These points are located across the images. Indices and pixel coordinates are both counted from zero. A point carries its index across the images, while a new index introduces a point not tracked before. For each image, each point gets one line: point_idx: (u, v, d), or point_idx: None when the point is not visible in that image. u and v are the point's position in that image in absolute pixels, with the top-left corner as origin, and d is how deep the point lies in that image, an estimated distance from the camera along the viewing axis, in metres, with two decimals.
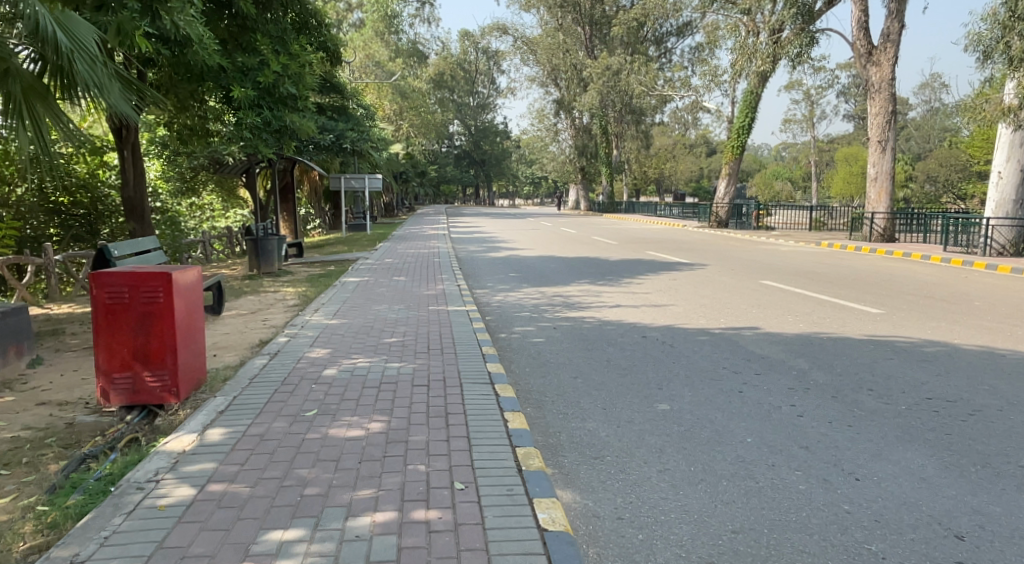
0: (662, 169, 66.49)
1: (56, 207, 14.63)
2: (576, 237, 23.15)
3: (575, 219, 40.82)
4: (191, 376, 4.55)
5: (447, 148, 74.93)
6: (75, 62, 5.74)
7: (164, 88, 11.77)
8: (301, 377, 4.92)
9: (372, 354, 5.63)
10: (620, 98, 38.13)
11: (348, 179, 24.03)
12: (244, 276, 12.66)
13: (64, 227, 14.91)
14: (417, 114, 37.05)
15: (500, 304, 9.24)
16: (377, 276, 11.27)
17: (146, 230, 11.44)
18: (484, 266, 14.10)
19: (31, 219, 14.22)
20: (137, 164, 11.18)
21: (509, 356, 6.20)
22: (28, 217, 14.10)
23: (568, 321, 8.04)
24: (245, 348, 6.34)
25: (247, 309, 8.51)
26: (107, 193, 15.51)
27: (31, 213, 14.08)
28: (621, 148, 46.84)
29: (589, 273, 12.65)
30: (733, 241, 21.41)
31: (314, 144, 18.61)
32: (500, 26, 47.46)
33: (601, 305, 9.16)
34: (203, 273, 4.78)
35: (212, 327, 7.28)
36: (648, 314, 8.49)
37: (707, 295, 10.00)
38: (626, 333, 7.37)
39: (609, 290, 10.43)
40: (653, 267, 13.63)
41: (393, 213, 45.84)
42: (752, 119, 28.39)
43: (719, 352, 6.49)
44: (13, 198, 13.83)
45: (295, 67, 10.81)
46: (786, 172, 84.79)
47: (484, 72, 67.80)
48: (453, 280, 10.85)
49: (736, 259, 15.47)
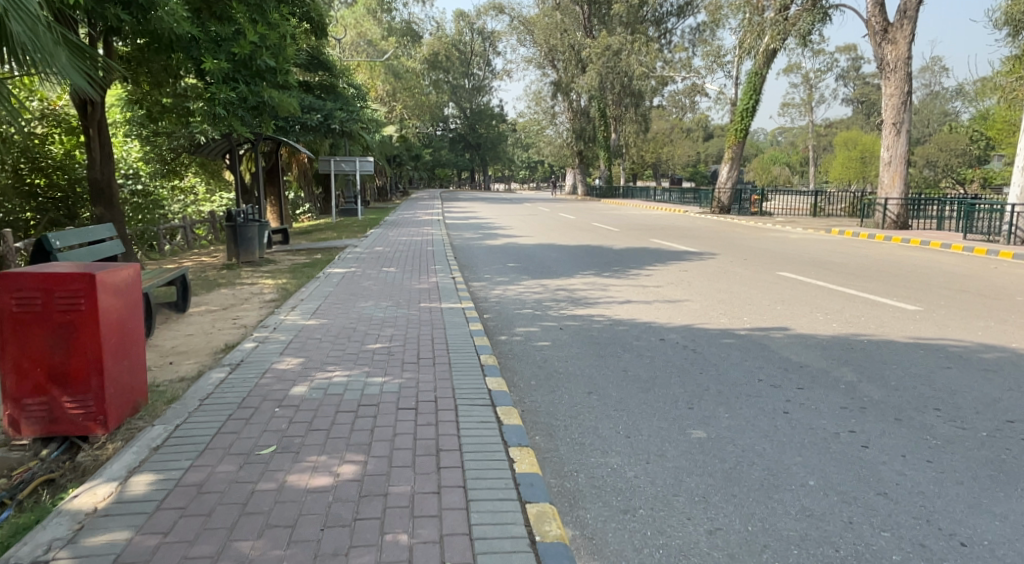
0: (660, 152, 65.33)
1: (31, 189, 13.77)
2: (575, 223, 22.32)
3: (572, 203, 40.01)
4: (125, 398, 3.69)
5: (442, 131, 73.65)
6: (7, 21, 5.29)
7: (135, 62, 10.82)
8: (263, 397, 4.08)
9: (353, 365, 4.82)
10: (620, 80, 37.14)
11: (338, 162, 23.09)
12: (223, 265, 11.78)
13: (40, 211, 13.97)
14: (411, 95, 36.01)
15: (499, 299, 8.44)
16: (366, 267, 10.43)
17: (116, 216, 10.47)
18: (481, 255, 13.29)
19: (3, 202, 13.35)
20: (104, 144, 10.21)
21: (512, 366, 5.38)
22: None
23: (575, 320, 7.24)
24: (207, 354, 5.50)
25: (218, 305, 7.66)
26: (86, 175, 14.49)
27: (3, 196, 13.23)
28: (620, 131, 45.87)
29: (594, 263, 11.85)
30: (738, 228, 20.64)
31: (301, 124, 17.57)
32: (497, 5, 46.16)
33: (610, 300, 8.38)
34: (142, 270, 3.90)
35: (175, 326, 6.43)
36: (662, 312, 7.69)
37: (723, 289, 9.22)
38: (643, 336, 6.57)
39: (617, 283, 9.63)
40: (661, 257, 12.84)
41: (386, 198, 44.77)
42: (757, 102, 27.49)
43: (750, 360, 5.71)
44: None
45: (274, 37, 9.80)
46: (784, 157, 83.69)
47: (480, 54, 66.35)
48: (448, 272, 10.01)
49: (747, 247, 14.68)
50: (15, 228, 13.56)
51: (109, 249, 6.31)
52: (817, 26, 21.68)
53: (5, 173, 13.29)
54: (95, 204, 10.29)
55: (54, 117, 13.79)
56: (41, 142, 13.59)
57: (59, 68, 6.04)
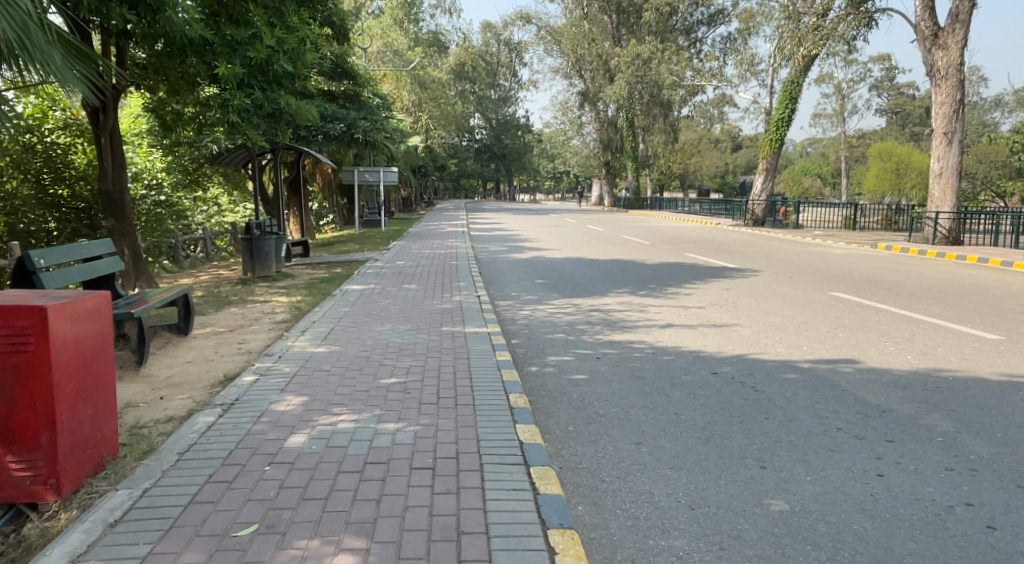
0: (688, 163, 64.15)
1: (54, 200, 13.44)
2: (604, 236, 21.58)
3: (599, 215, 39.27)
4: (85, 455, 3.05)
5: (467, 142, 73.39)
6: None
7: (152, 69, 10.39)
8: (252, 451, 3.44)
9: (363, 406, 4.16)
10: (649, 90, 36.36)
11: (362, 173, 22.72)
12: (239, 279, 11.26)
13: (63, 221, 13.64)
14: (437, 105, 35.63)
15: (528, 321, 7.75)
16: (385, 283, 9.83)
17: (128, 227, 10.06)
18: (509, 270, 12.64)
19: (26, 214, 13.04)
20: (116, 154, 9.75)
21: (546, 407, 4.66)
22: (20, 211, 12.94)
23: (614, 348, 6.51)
24: (203, 387, 4.89)
25: (225, 326, 7.09)
26: None
27: (25, 207, 12.93)
28: (648, 141, 45.04)
29: (629, 280, 11.11)
30: (775, 242, 19.74)
31: (324, 133, 17.08)
32: (524, 15, 45.78)
33: (650, 324, 7.65)
34: (112, 300, 3.27)
35: (174, 352, 5.84)
36: (711, 340, 6.93)
37: (773, 313, 8.43)
38: (693, 368, 5.82)
39: (656, 304, 8.88)
40: (700, 273, 12.06)
41: (410, 208, 44.43)
42: (793, 111, 26.56)
43: (822, 404, 4.95)
44: (8, 190, 12.73)
45: (292, 42, 9.27)
46: (815, 168, 81.47)
47: (507, 65, 66.02)
48: (473, 290, 9.34)
49: (790, 263, 13.83)
50: (35, 240, 13.27)
51: (102, 267, 5.73)
52: (861, 30, 20.69)
53: (28, 183, 13.06)
54: (106, 216, 9.89)
55: (77, 126, 13.49)
56: (64, 151, 13.37)
57: (56, 70, 5.50)
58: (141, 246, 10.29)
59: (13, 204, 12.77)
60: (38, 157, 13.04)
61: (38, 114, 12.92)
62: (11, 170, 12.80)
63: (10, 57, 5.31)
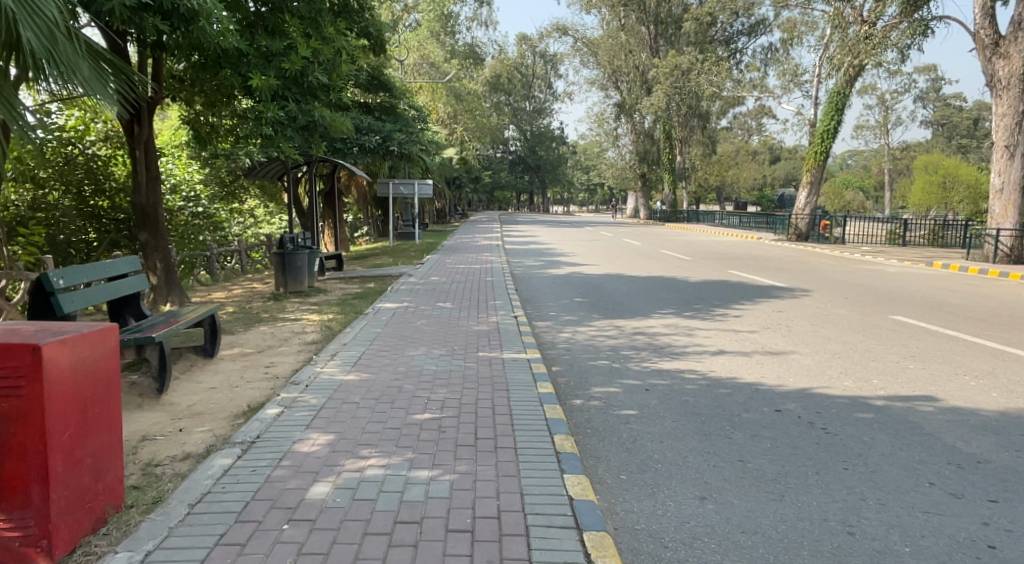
0: (725, 175, 62.97)
1: (94, 211, 13.49)
2: (641, 250, 21.05)
3: (634, 228, 38.64)
4: (83, 509, 2.70)
5: (502, 153, 73.39)
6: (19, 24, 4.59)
7: (190, 82, 10.37)
8: (270, 504, 3.06)
9: (394, 449, 3.76)
10: (687, 101, 35.77)
11: (397, 185, 22.62)
12: (271, 294, 11.05)
13: (103, 233, 13.66)
14: (472, 117, 35.50)
15: (570, 345, 7.31)
16: (418, 301, 9.49)
17: (162, 240, 9.92)
18: (546, 287, 12.24)
19: (67, 225, 13.09)
20: (150, 166, 9.66)
21: (595, 449, 4.20)
22: (61, 223, 13.01)
23: (664, 377, 6.02)
24: (225, 418, 4.56)
25: (253, 347, 6.81)
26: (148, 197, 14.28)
27: (65, 218, 12.99)
28: (685, 153, 44.28)
29: (673, 300, 10.58)
30: (822, 258, 18.95)
31: (360, 145, 16.96)
32: (560, 27, 45.54)
33: (701, 350, 7.14)
34: (120, 332, 2.92)
35: (198, 377, 5.54)
36: (769, 371, 6.38)
37: (833, 340, 7.82)
38: (753, 406, 5.30)
39: (705, 328, 8.34)
40: (747, 293, 11.48)
41: (444, 220, 44.37)
42: (839, 123, 25.69)
43: (906, 452, 4.39)
44: (50, 201, 12.82)
45: (327, 52, 9.08)
46: (856, 181, 79.27)
47: (542, 76, 65.88)
48: (510, 310, 8.93)
49: (843, 283, 13.12)
50: (75, 251, 13.30)
51: (125, 287, 5.49)
52: (916, 39, 19.81)
53: (70, 195, 13.09)
54: (140, 230, 9.78)
55: (117, 138, 13.59)
56: (104, 163, 13.46)
57: (82, 80, 5.14)
58: (174, 260, 10.16)
59: (54, 215, 12.85)
60: (80, 168, 13.10)
61: (80, 126, 13.04)
62: (53, 182, 12.87)
63: (34, 71, 5.02)
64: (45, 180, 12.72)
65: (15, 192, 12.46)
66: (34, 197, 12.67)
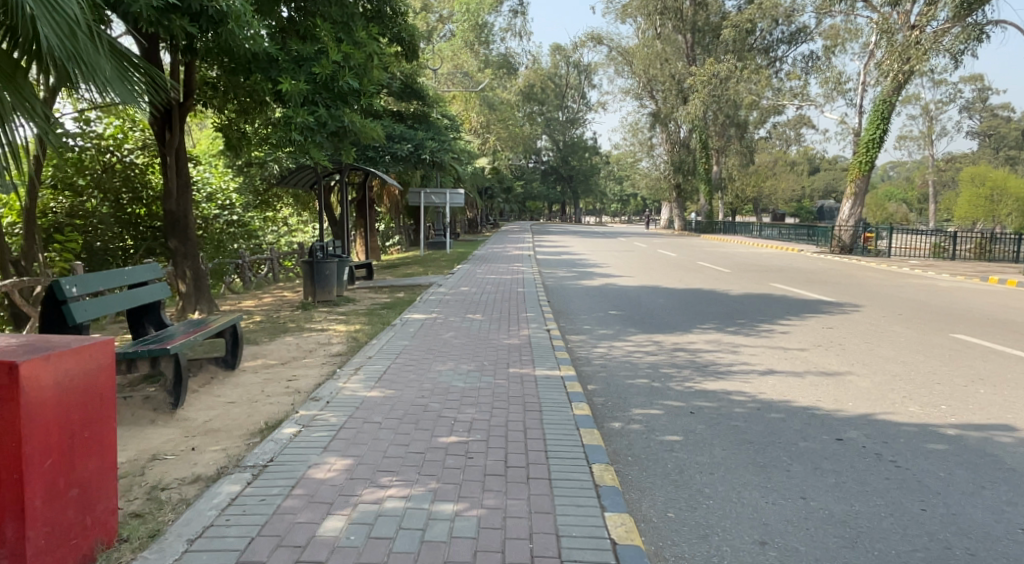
0: (762, 186, 61.72)
1: (131, 219, 13.58)
2: (677, 262, 20.50)
3: (669, 239, 37.92)
4: (68, 547, 2.42)
5: (534, 163, 73.22)
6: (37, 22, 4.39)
7: (224, 90, 10.37)
8: (277, 541, 2.74)
9: (416, 478, 3.41)
10: (725, 110, 35.12)
11: (429, 195, 22.52)
12: (300, 303, 10.87)
13: (139, 240, 13.75)
14: (505, 127, 35.34)
15: (607, 361, 6.91)
16: (448, 312, 9.19)
17: (191, 248, 9.84)
18: (580, 299, 11.84)
19: (104, 232, 13.16)
20: (181, 174, 9.60)
21: (638, 482, 3.80)
22: (98, 230, 13.05)
23: (709, 399, 5.58)
24: (240, 437, 4.29)
25: (277, 358, 6.57)
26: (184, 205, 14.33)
27: (103, 225, 12.99)
28: (722, 163, 43.48)
29: (714, 314, 10.09)
30: (869, 272, 18.17)
31: (391, 153, 16.81)
32: (595, 36, 45.21)
33: (748, 369, 6.67)
34: (115, 346, 2.64)
35: (217, 390, 5.31)
36: (824, 394, 5.89)
37: (891, 360, 7.27)
38: (810, 434, 4.84)
39: (750, 345, 7.86)
40: (793, 308, 10.92)
41: (476, 229, 44.24)
42: (884, 132, 24.81)
43: (990, 490, 3.89)
44: (88, 208, 12.90)
45: (359, 57, 8.91)
46: (899, 193, 76.95)
47: (576, 86, 65.56)
48: (543, 322, 8.56)
49: (894, 298, 12.44)
50: (112, 258, 13.40)
51: (143, 296, 5.28)
52: (971, 44, 18.92)
53: (107, 203, 13.13)
54: (169, 237, 9.70)
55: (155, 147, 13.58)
56: (142, 171, 13.52)
57: (104, 81, 4.99)
58: (203, 268, 10.05)
59: (92, 222, 12.87)
60: (117, 176, 13.12)
61: (118, 134, 13.07)
62: (90, 190, 12.88)
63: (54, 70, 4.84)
64: (83, 187, 12.75)
65: (53, 199, 12.53)
66: (72, 204, 12.69)
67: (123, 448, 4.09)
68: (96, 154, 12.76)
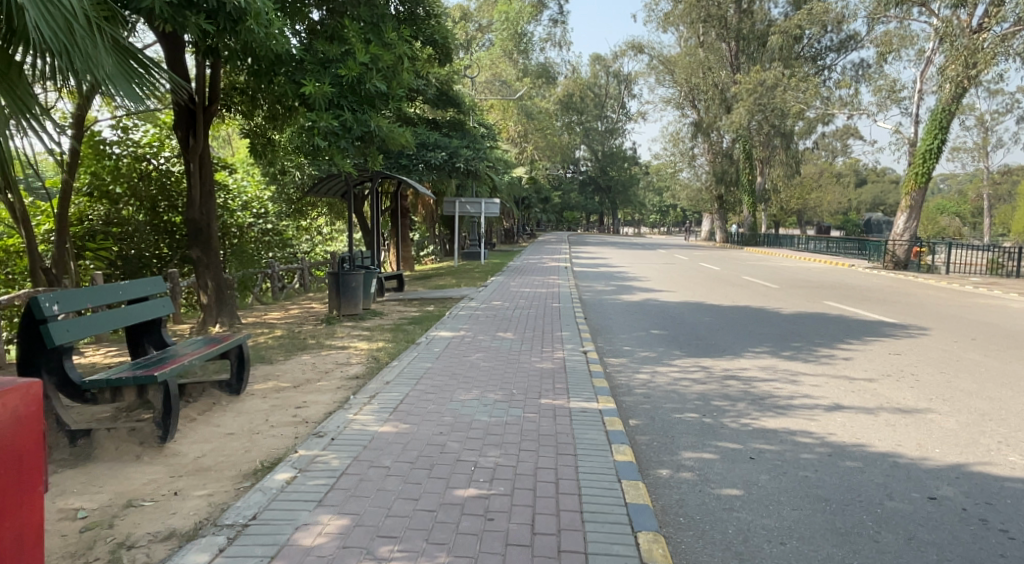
0: (808, 199, 59.79)
1: (168, 226, 13.26)
2: (721, 276, 19.55)
3: (711, 252, 36.71)
4: None
5: (572, 174, 72.54)
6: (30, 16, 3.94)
7: (254, 95, 10.05)
8: None
9: (421, 550, 2.78)
10: (770, 120, 33.97)
11: (463, 204, 22.08)
12: (325, 315, 10.42)
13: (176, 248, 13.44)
14: (543, 136, 34.82)
15: (650, 389, 6.20)
16: (477, 329, 8.61)
17: (213, 258, 9.49)
18: (619, 316, 11.12)
19: (140, 241, 12.90)
20: (205, 181, 9.35)
21: (691, 555, 3.11)
22: (135, 238, 12.83)
23: (771, 441, 4.83)
24: (231, 480, 3.75)
25: (289, 381, 6.05)
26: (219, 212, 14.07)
27: (139, 232, 12.79)
28: (766, 173, 42.18)
29: (766, 336, 9.26)
30: (930, 290, 16.94)
31: (425, 161, 16.31)
32: (635, 45, 44.47)
33: (811, 403, 5.89)
34: (41, 388, 2.11)
35: (217, 419, 4.81)
36: (904, 437, 5.07)
37: (976, 396, 6.37)
38: (895, 490, 4.07)
39: (811, 374, 7.04)
40: (853, 330, 10.00)
41: (512, 240, 43.74)
42: (943, 141, 23.45)
43: None
44: (123, 216, 12.70)
45: (387, 59, 8.47)
46: (952, 206, 73.67)
47: (616, 96, 64.69)
48: (579, 344, 7.89)
49: (964, 320, 11.36)
50: (147, 268, 13.13)
51: (136, 315, 4.85)
52: None
53: (144, 211, 12.89)
54: (192, 246, 9.40)
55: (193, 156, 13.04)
56: (178, 180, 13.08)
57: (107, 78, 4.59)
58: (226, 279, 9.70)
59: (128, 230, 12.69)
60: (153, 184, 12.79)
61: (156, 142, 12.70)
62: (127, 198, 12.66)
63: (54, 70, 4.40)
64: (119, 195, 12.58)
65: (90, 206, 12.47)
66: (108, 212, 12.56)
67: (99, 491, 3.61)
68: (132, 161, 12.47)
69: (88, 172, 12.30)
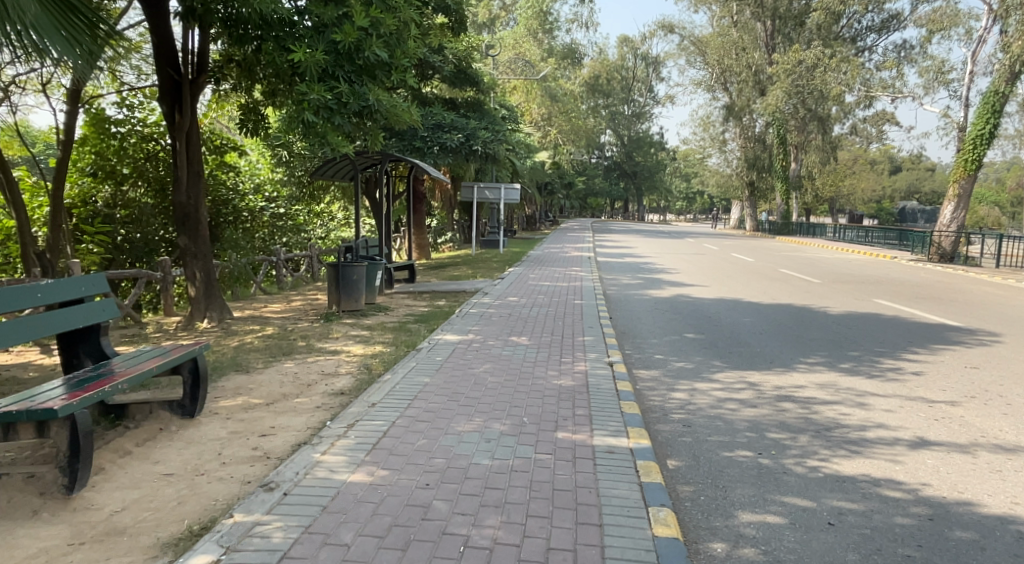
0: (842, 186, 57.53)
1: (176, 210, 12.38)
2: (756, 268, 18.26)
3: (741, 240, 35.17)
4: None
5: (598, 158, 70.88)
6: None
7: (251, 70, 9.15)
8: None
9: None
10: (808, 103, 32.20)
11: (482, 189, 21.03)
12: (325, 310, 9.52)
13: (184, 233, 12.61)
14: (567, 119, 33.44)
15: (690, 414, 5.15)
16: (488, 333, 7.60)
17: (201, 246, 8.62)
18: (647, 314, 10.06)
19: (148, 226, 12.07)
20: (192, 161, 8.47)
21: None
22: (142, 222, 11.96)
23: (852, 497, 3.76)
24: (141, 556, 2.81)
25: (261, 397, 5.12)
26: (230, 196, 13.28)
27: (146, 216, 11.92)
28: (801, 160, 40.31)
29: (818, 343, 8.10)
30: (989, 287, 15.46)
31: (440, 144, 15.26)
32: (665, 25, 42.78)
33: (890, 438, 4.78)
34: None
35: (157, 455, 3.90)
36: (1022, 491, 3.94)
37: None
38: None
39: (880, 395, 5.91)
40: (916, 336, 8.78)
41: (534, 227, 42.56)
42: (995, 126, 21.76)
43: None
44: (128, 199, 11.86)
45: (390, 23, 7.45)
46: (991, 194, 70.47)
47: (643, 79, 62.98)
48: (605, 352, 6.86)
49: None
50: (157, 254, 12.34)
51: (67, 321, 4.02)
52: None
53: (152, 194, 12.07)
54: (178, 233, 8.54)
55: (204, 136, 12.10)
56: None
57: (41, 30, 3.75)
58: (216, 269, 8.84)
59: (134, 213, 11.82)
60: (161, 165, 11.93)
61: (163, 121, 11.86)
62: (134, 179, 11.82)
63: None
64: (126, 176, 11.73)
65: (95, 187, 11.52)
66: (114, 193, 11.68)
67: None
68: (138, 141, 11.59)
69: (93, 152, 11.50)
